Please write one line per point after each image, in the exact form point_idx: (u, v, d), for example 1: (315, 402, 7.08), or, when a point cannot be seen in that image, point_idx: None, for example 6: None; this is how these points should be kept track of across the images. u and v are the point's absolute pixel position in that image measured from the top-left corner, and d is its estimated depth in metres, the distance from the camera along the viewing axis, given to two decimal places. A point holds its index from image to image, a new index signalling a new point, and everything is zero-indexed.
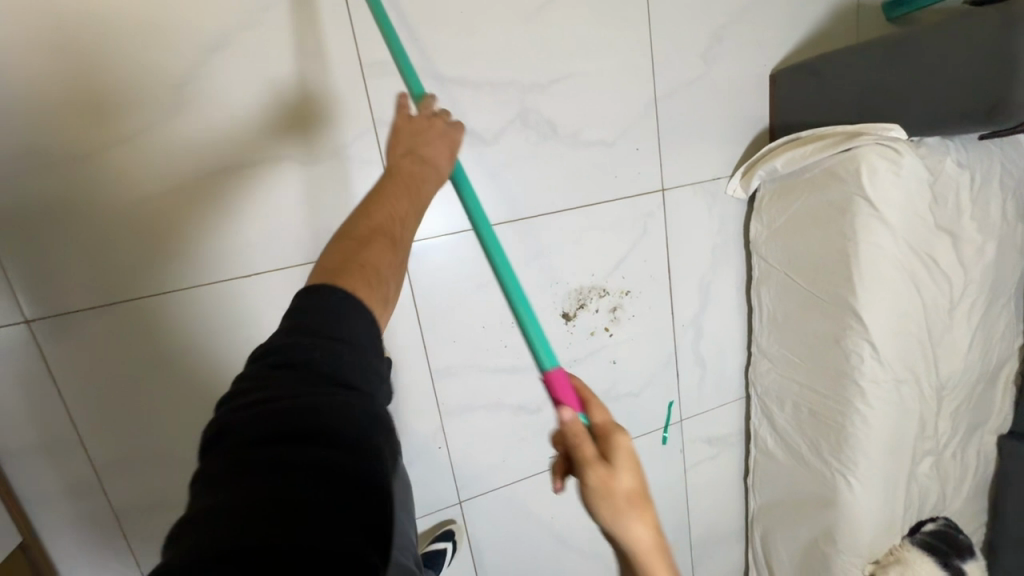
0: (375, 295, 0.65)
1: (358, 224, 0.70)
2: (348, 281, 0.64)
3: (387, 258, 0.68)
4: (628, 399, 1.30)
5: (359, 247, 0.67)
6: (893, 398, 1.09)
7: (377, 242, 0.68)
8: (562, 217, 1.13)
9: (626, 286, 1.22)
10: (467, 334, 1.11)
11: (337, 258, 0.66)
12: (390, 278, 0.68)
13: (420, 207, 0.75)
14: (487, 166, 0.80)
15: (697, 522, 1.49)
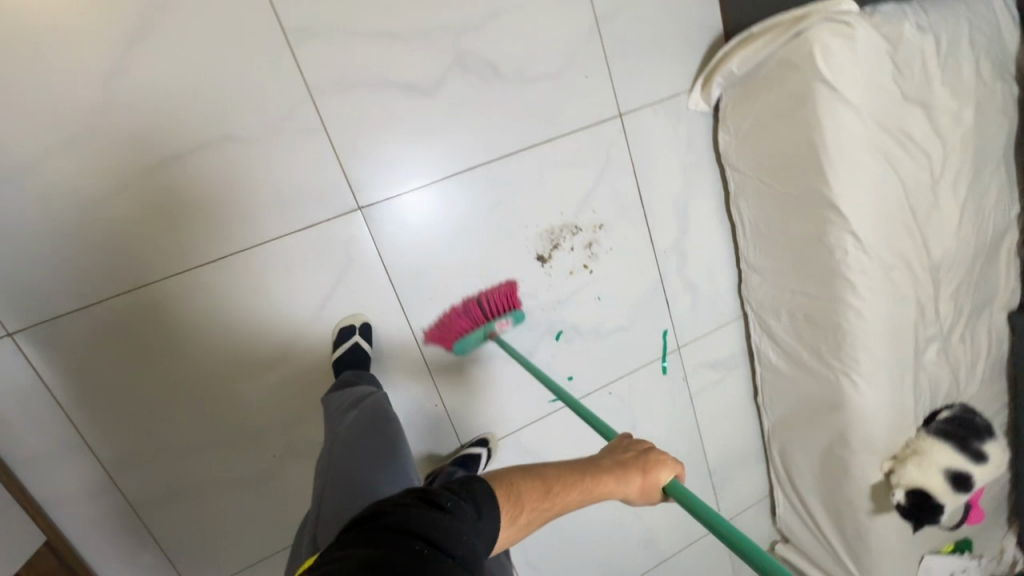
0: (515, 514, 0.68)
1: (545, 470, 0.75)
2: (513, 492, 0.70)
3: (533, 499, 0.71)
4: (620, 333, 1.29)
5: (539, 483, 0.73)
6: (885, 286, 1.05)
7: (544, 495, 0.72)
8: (519, 158, 1.11)
9: (597, 221, 1.20)
10: (443, 289, 1.11)
11: (524, 480, 0.73)
12: (525, 515, 0.70)
13: (602, 486, 0.75)
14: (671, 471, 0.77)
15: (713, 448, 1.48)
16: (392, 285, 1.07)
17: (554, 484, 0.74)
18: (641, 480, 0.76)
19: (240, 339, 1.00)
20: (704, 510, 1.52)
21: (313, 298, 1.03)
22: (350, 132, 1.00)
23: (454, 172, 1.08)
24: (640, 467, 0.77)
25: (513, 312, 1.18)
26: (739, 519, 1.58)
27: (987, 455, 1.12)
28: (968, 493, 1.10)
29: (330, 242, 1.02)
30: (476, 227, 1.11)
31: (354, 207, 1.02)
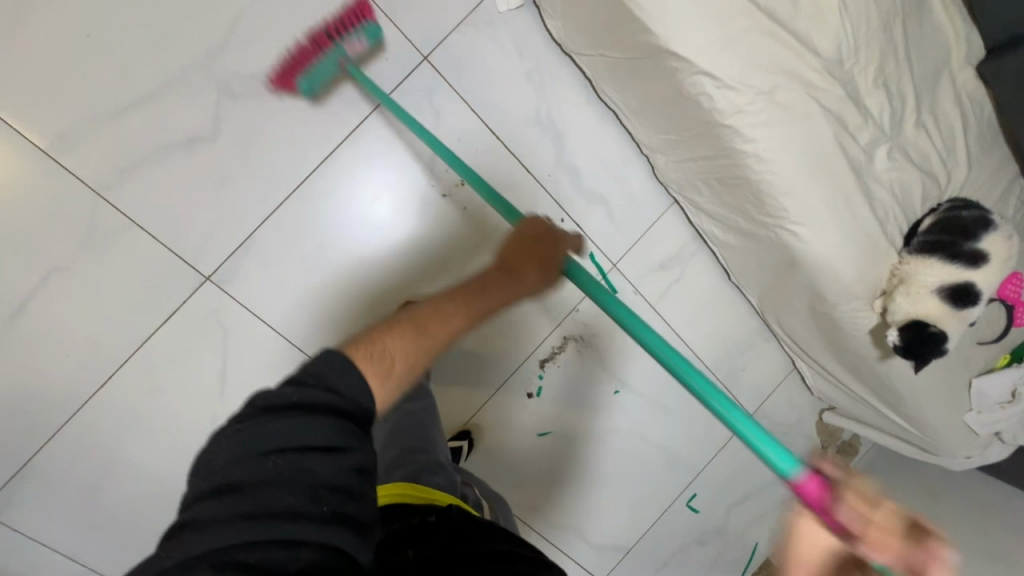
0: (389, 370, 0.64)
1: (403, 319, 0.70)
2: (363, 349, 0.64)
3: (404, 342, 0.67)
4: None
5: (416, 360, 0.67)
6: (775, 115, 0.86)
7: (418, 318, 0.70)
8: (340, 156, 1.04)
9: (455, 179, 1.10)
10: (332, 315, 1.09)
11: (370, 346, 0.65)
12: (401, 356, 0.66)
13: (500, 284, 0.81)
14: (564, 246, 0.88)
15: (707, 347, 1.35)
16: (279, 334, 1.06)
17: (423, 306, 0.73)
18: (536, 268, 0.85)
19: (166, 437, 1.04)
20: (724, 409, 1.41)
21: (212, 375, 1.04)
22: (161, 212, 0.97)
23: (281, 201, 1.02)
24: (527, 242, 0.87)
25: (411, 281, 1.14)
26: (772, 404, 1.44)
27: (986, 253, 0.91)
28: (976, 305, 0.90)
29: (200, 320, 1.02)
30: (331, 245, 1.06)
31: (202, 278, 1.00)
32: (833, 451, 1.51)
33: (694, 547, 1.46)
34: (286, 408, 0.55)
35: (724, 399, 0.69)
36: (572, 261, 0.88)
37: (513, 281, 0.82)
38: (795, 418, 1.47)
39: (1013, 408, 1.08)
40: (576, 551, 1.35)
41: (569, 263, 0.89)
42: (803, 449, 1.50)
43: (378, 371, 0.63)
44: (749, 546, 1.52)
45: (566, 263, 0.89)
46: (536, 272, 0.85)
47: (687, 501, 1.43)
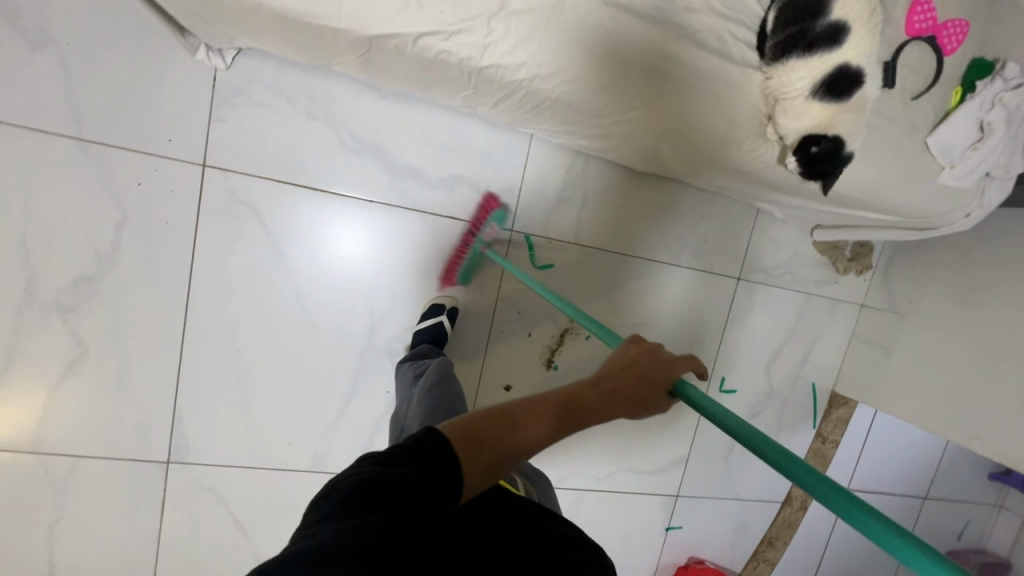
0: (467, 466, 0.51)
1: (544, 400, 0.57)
2: (477, 441, 0.52)
3: (469, 460, 0.51)
4: (450, 285, 1.15)
5: (478, 433, 0.53)
6: (527, 24, 0.72)
7: (541, 409, 0.56)
8: (195, 297, 1.02)
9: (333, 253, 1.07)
10: (289, 430, 1.11)
11: (489, 421, 0.55)
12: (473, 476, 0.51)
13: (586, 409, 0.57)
14: (677, 368, 0.61)
15: (654, 243, 1.24)
16: (257, 467, 1.11)
17: (483, 426, 0.54)
18: (647, 386, 0.59)
19: None
20: (709, 288, 1.31)
21: (229, 529, 1.12)
22: (91, 436, 1.02)
23: (177, 368, 1.04)
24: (647, 380, 0.59)
25: (360, 346, 1.12)
26: (757, 255, 1.32)
27: (843, 23, 0.76)
28: (861, 85, 0.79)
29: (188, 493, 1.08)
30: (246, 374, 1.07)
31: (163, 461, 1.06)
32: (848, 262, 1.36)
33: (752, 421, 1.42)
34: (412, 461, 0.48)
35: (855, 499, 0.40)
36: (679, 378, 0.59)
37: (627, 393, 0.59)
38: (789, 254, 1.33)
39: (987, 144, 0.91)
40: (638, 484, 1.37)
41: (680, 382, 0.58)
42: (813, 276, 1.37)
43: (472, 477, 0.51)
44: (809, 390, 1.44)
45: (677, 383, 0.59)
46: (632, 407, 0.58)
47: (720, 388, 1.37)
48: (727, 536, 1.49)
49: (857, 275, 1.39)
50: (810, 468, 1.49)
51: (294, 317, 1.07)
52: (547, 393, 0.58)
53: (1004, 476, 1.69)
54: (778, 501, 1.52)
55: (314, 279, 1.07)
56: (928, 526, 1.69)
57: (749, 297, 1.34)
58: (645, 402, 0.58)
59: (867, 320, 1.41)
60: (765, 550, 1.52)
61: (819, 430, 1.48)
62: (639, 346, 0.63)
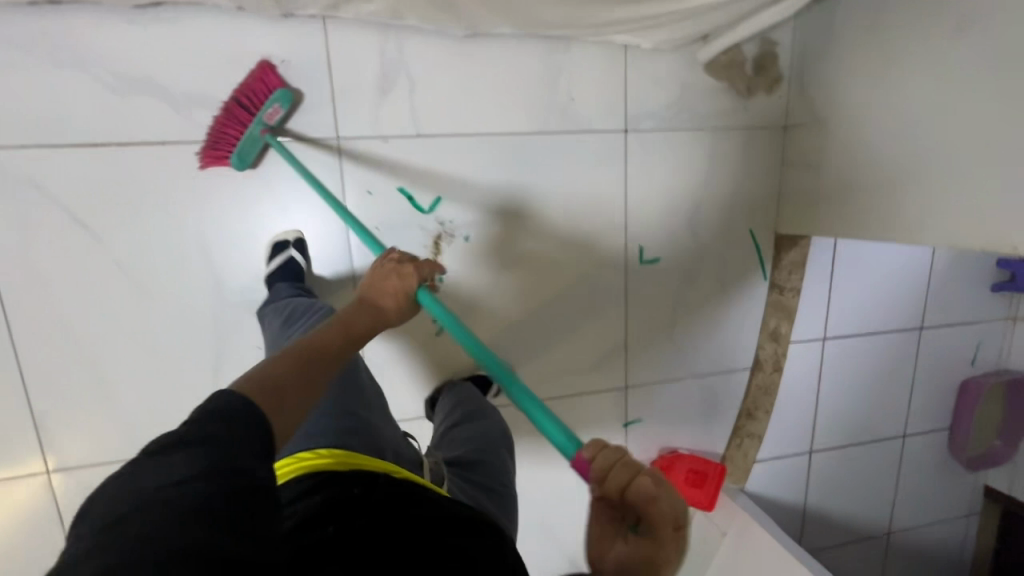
0: (276, 412, 0.56)
1: (314, 338, 0.68)
2: (279, 390, 0.58)
3: (281, 415, 0.56)
4: (291, 217, 1.03)
5: (256, 381, 0.58)
6: None
7: (327, 342, 0.69)
8: (12, 294, 0.94)
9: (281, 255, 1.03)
10: (166, 411, 1.04)
11: (274, 373, 0.60)
12: (280, 421, 0.56)
13: (366, 331, 0.75)
14: (430, 272, 0.83)
15: (513, 114, 1.08)
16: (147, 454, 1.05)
17: (272, 383, 0.59)
18: (396, 295, 0.80)
19: None
20: (595, 153, 1.14)
21: None
22: None
23: (21, 372, 0.97)
24: (395, 286, 0.80)
25: (212, 306, 1.02)
26: (640, 100, 1.14)
27: None
28: None
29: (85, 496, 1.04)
30: (99, 362, 1.00)
31: (47, 470, 1.02)
32: (750, 81, 1.18)
33: (689, 288, 1.26)
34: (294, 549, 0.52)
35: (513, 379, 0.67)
36: (419, 287, 0.80)
37: (393, 317, 0.80)
38: (679, 88, 1.15)
39: None
40: (578, 385, 1.25)
41: (422, 291, 0.80)
42: (716, 108, 1.18)
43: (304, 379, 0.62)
44: (748, 238, 1.28)
45: (419, 293, 0.80)
46: (397, 305, 0.80)
47: (641, 260, 1.22)
48: (699, 420, 1.35)
49: (768, 94, 1.20)
50: (774, 325, 1.34)
51: (127, 292, 0.98)
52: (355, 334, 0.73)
53: (1009, 284, 1.49)
54: (749, 369, 1.37)
55: (135, 248, 0.97)
56: (933, 360, 1.52)
57: (645, 150, 1.17)
58: (406, 299, 0.80)
59: (794, 143, 1.22)
60: (746, 424, 1.38)
61: (772, 281, 1.32)
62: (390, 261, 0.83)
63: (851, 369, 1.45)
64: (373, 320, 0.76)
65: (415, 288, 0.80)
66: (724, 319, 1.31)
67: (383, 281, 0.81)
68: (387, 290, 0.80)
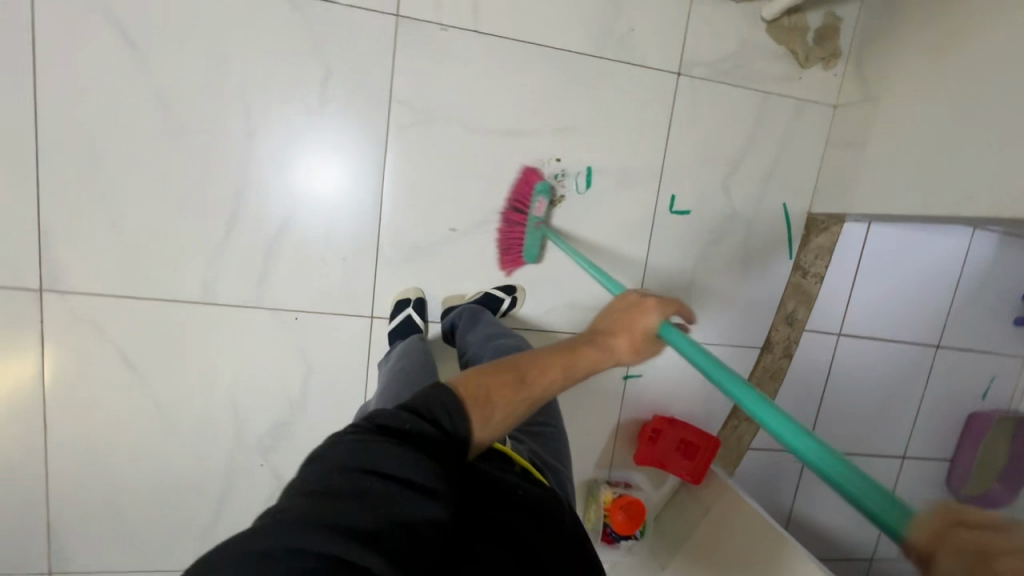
0: (487, 416, 0.59)
1: (547, 360, 0.65)
2: (485, 397, 0.60)
3: (490, 425, 0.59)
4: (334, 84, 1.02)
5: (489, 382, 0.61)
6: None
7: (549, 367, 0.64)
8: (47, 99, 0.93)
9: (359, 212, 1.07)
10: (173, 255, 1.02)
11: (494, 378, 0.61)
12: (482, 424, 0.58)
13: (597, 358, 0.68)
14: (652, 317, 0.70)
15: (572, 32, 1.08)
16: (144, 296, 1.02)
17: (502, 395, 0.60)
18: (627, 339, 0.70)
19: (135, 438, 1.06)
20: (644, 89, 1.14)
21: (121, 370, 1.04)
22: None
23: (37, 182, 0.95)
24: (634, 329, 0.70)
25: (240, 157, 1.01)
26: (697, 45, 1.14)
27: None
28: None
29: (69, 327, 1.00)
30: (117, 190, 0.98)
31: (37, 290, 0.98)
32: (808, 50, 1.18)
33: (713, 250, 1.24)
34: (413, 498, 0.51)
35: (782, 415, 0.50)
36: (662, 323, 0.69)
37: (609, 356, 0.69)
38: (737, 44, 1.16)
39: None
40: (585, 325, 1.21)
41: (665, 327, 0.68)
42: (770, 72, 1.18)
43: (492, 414, 0.59)
44: (780, 211, 1.26)
45: (661, 328, 0.69)
46: (626, 348, 0.70)
47: (671, 208, 1.19)
48: (699, 391, 1.31)
49: (824, 67, 1.20)
50: (790, 308, 1.31)
51: (161, 121, 0.97)
52: (538, 355, 0.65)
53: None
54: (758, 348, 1.33)
55: (177, 80, 0.97)
56: (944, 383, 1.47)
57: (694, 98, 1.16)
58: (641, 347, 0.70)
59: (841, 121, 1.21)
60: None
61: (797, 262, 1.29)
62: (653, 317, 0.70)
63: (860, 374, 1.41)
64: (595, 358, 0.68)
65: (654, 323, 0.69)
66: (743, 290, 1.28)
67: (631, 313, 0.72)
68: (648, 326, 0.70)
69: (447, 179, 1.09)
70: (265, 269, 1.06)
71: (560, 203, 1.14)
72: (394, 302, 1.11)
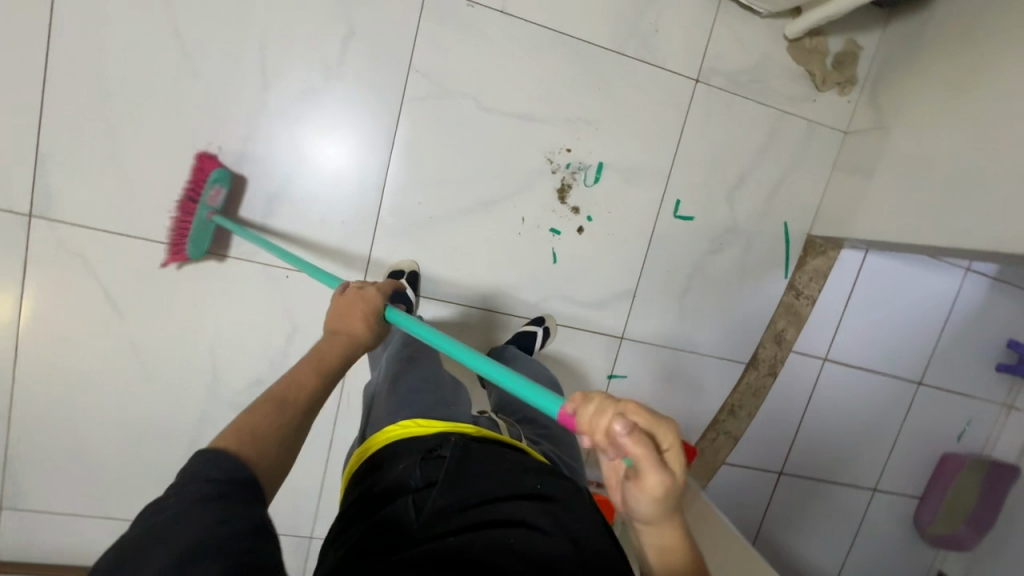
0: (248, 440, 0.54)
1: (289, 381, 0.64)
2: (252, 433, 0.54)
3: (265, 430, 0.56)
4: (355, 45, 1.01)
5: (256, 415, 0.57)
6: None
7: (292, 386, 0.63)
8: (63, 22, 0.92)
9: (352, 196, 1.06)
10: (169, 198, 1.00)
11: (256, 409, 0.58)
12: (267, 444, 0.55)
13: (326, 365, 0.69)
14: (373, 300, 0.78)
15: (597, 25, 1.09)
16: (136, 234, 1.00)
17: (271, 417, 0.57)
18: (362, 322, 0.76)
19: (108, 379, 1.04)
20: (662, 91, 1.14)
21: (102, 307, 1.01)
22: None
23: (41, 104, 0.93)
24: (360, 319, 0.76)
25: (251, 106, 1.00)
26: (718, 54, 1.15)
27: None
28: None
29: (55, 257, 0.98)
30: (123, 123, 0.96)
31: (26, 214, 0.96)
32: (826, 72, 1.19)
33: (711, 260, 1.24)
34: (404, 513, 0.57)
35: (500, 373, 0.53)
36: (389, 309, 0.78)
37: (351, 347, 0.74)
38: (757, 58, 1.17)
39: None
40: (577, 319, 1.21)
41: (397, 313, 0.77)
42: (786, 90, 1.19)
43: (267, 448, 0.54)
44: (781, 230, 1.26)
45: (388, 313, 0.77)
46: (346, 339, 0.74)
47: (674, 213, 1.20)
48: (681, 399, 1.31)
49: (839, 93, 1.22)
50: (779, 327, 1.31)
51: (176, 60, 0.96)
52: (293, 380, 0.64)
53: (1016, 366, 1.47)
54: (744, 364, 1.34)
55: (198, 20, 0.96)
56: (922, 421, 1.48)
57: (709, 106, 1.17)
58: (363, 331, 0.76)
59: (851, 148, 1.23)
60: (725, 420, 1.35)
61: (791, 282, 1.30)
62: (370, 304, 0.77)
63: (841, 402, 1.42)
64: (312, 371, 0.67)
65: (399, 312, 0.76)
66: (735, 304, 1.28)
67: (366, 303, 0.77)
68: (361, 321, 0.76)
69: (458, 156, 1.08)
70: (261, 224, 1.04)
71: (578, 213, 1.15)
72: (387, 272, 1.10)
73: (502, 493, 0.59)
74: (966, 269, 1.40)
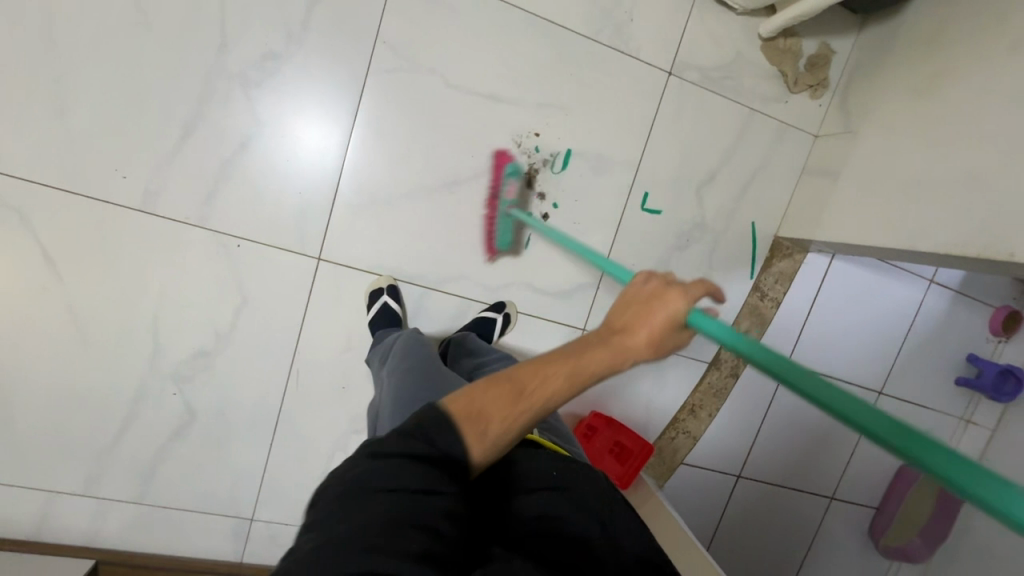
0: (486, 431, 0.50)
1: (545, 365, 0.53)
2: (474, 414, 0.51)
3: (495, 411, 0.51)
4: (321, 12, 0.98)
5: (507, 407, 0.51)
6: None
7: (543, 370, 0.53)
8: None
9: (318, 172, 1.03)
10: (117, 156, 0.96)
11: (485, 391, 0.52)
12: (492, 428, 0.50)
13: (616, 362, 0.55)
14: (687, 299, 0.56)
15: (571, 10, 1.08)
16: (79, 191, 0.96)
17: (495, 399, 0.51)
18: (647, 330, 0.56)
19: (41, 342, 0.99)
20: (634, 81, 1.13)
21: (39, 267, 0.97)
22: None
23: None
24: (663, 321, 0.56)
25: (208, 67, 0.97)
26: (692, 49, 1.14)
27: None
28: None
29: None
30: (70, 75, 0.92)
31: None
32: (798, 74, 1.20)
33: (677, 256, 1.23)
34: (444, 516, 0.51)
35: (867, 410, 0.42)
36: (692, 309, 0.56)
37: (619, 353, 0.55)
38: (731, 56, 1.17)
39: None
40: (539, 308, 1.19)
41: (703, 317, 0.55)
42: (758, 90, 1.19)
43: (489, 434, 0.50)
44: (748, 230, 1.26)
45: (693, 315, 0.56)
46: (645, 339, 0.56)
47: (642, 205, 1.19)
48: (642, 396, 1.30)
49: (810, 96, 1.22)
50: (743, 328, 1.31)
51: (131, 13, 0.93)
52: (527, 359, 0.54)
53: (974, 380, 1.48)
54: (705, 364, 1.33)
55: None
56: None
57: (681, 100, 1.16)
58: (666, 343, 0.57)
59: (820, 151, 1.23)
60: (685, 420, 1.33)
61: (756, 283, 1.29)
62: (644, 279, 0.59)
63: (801, 408, 1.41)
64: (589, 355, 0.54)
65: (688, 308, 0.56)
66: (700, 302, 1.28)
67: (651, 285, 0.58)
68: (649, 328, 0.56)
69: (423, 133, 1.06)
70: (213, 190, 1.01)
71: (544, 199, 1.13)
72: (345, 248, 1.07)
73: (525, 485, 0.57)
74: (930, 281, 1.41)
